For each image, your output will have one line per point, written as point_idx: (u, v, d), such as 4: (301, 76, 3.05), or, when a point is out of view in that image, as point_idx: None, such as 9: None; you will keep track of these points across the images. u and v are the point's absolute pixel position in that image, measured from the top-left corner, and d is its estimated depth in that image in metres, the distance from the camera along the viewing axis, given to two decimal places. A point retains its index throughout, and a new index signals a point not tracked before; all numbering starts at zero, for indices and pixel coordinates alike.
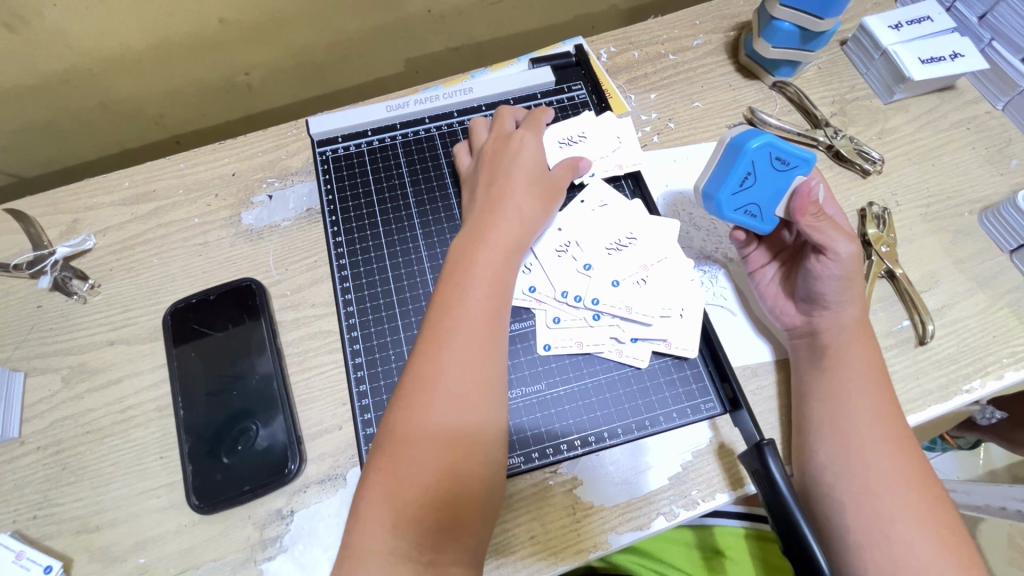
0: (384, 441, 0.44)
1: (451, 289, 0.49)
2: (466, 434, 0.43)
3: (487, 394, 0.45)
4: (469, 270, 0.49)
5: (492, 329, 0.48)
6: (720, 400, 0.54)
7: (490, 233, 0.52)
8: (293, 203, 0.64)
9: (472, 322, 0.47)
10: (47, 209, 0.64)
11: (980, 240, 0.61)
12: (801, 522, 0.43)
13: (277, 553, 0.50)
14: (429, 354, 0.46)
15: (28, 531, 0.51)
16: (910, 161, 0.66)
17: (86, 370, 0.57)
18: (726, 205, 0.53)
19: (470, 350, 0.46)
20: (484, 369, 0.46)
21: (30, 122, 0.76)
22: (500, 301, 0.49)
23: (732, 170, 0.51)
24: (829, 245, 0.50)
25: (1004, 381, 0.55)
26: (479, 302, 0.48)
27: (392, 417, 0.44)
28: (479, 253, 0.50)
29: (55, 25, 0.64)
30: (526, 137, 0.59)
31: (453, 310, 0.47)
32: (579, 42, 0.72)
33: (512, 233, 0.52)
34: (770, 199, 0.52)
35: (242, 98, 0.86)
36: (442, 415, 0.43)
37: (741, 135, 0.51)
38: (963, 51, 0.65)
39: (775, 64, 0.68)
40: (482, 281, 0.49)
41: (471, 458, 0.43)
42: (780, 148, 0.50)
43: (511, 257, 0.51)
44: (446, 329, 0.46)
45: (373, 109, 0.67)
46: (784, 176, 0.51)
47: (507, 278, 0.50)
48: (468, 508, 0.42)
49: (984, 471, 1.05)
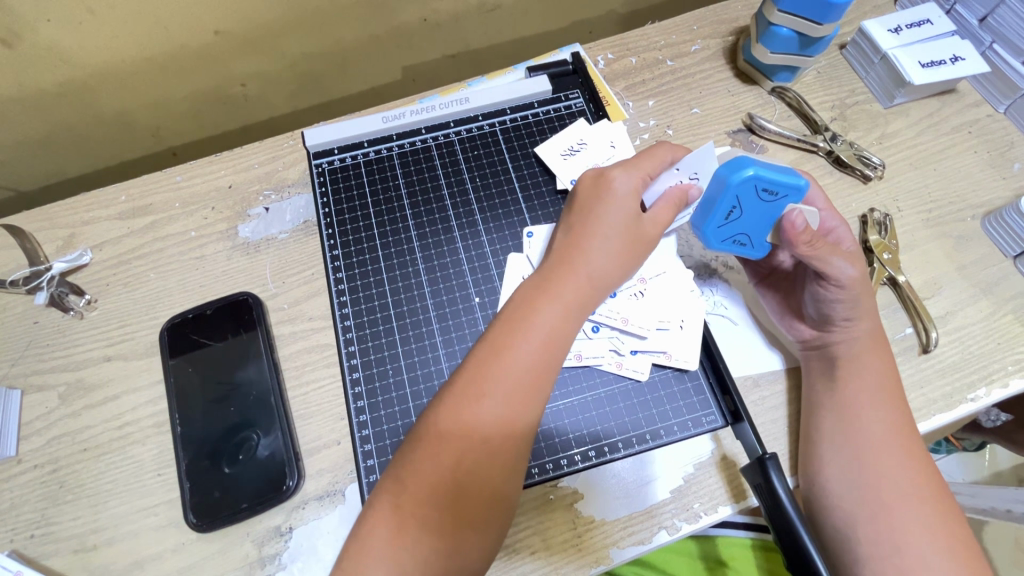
0: (398, 467, 0.43)
1: (507, 332, 0.45)
2: (486, 482, 0.41)
3: (517, 454, 0.43)
4: (528, 316, 0.45)
5: (541, 392, 0.44)
6: (722, 412, 0.53)
7: (555, 279, 0.47)
8: (289, 215, 0.64)
9: (520, 377, 0.43)
10: (44, 224, 0.64)
11: (982, 246, 0.61)
12: (804, 537, 0.42)
13: (275, 571, 0.49)
14: (468, 397, 0.43)
15: (26, 551, 0.50)
16: (911, 166, 0.65)
17: (83, 387, 0.56)
18: (713, 237, 0.53)
19: (509, 404, 0.43)
20: (520, 426, 0.43)
21: (27, 136, 0.76)
22: (552, 361, 0.45)
23: (716, 204, 0.50)
24: (830, 270, 0.49)
25: (1009, 389, 0.54)
26: (530, 356, 0.44)
27: (413, 442, 0.43)
28: (541, 302, 0.46)
29: (49, 40, 0.64)
30: (630, 174, 0.51)
31: (502, 357, 0.44)
32: (575, 49, 0.72)
33: (581, 286, 0.47)
34: (757, 229, 0.52)
35: (238, 109, 0.86)
36: (469, 464, 0.41)
37: (725, 168, 0.49)
38: (964, 54, 0.65)
39: (773, 69, 0.68)
40: (538, 335, 0.44)
41: (480, 512, 0.41)
42: (766, 181, 0.48)
43: (574, 312, 0.46)
44: (491, 376, 0.43)
45: (369, 121, 0.67)
46: (773, 206, 0.50)
47: (567, 335, 0.46)
48: (465, 549, 0.40)
49: (990, 473, 1.04)
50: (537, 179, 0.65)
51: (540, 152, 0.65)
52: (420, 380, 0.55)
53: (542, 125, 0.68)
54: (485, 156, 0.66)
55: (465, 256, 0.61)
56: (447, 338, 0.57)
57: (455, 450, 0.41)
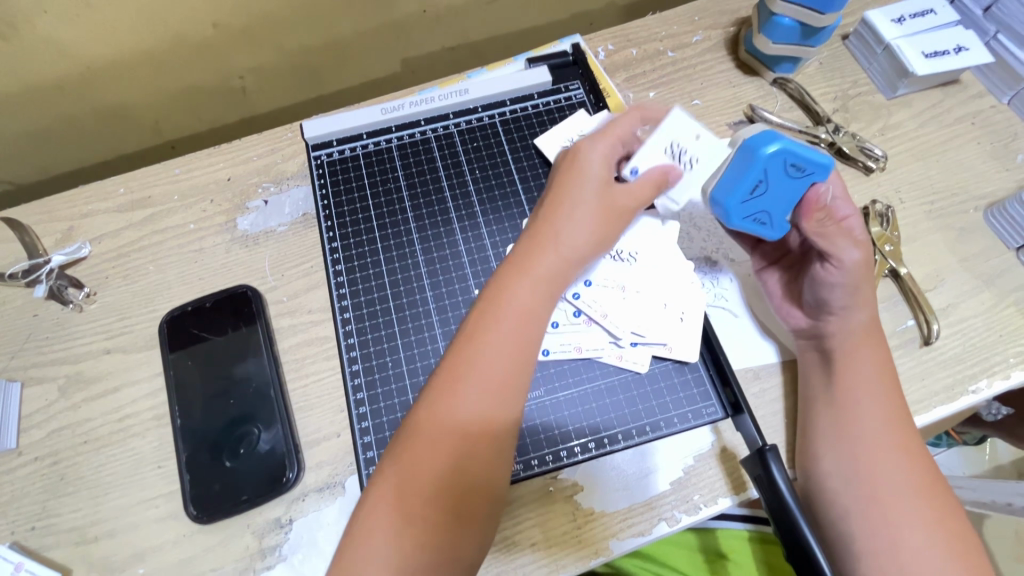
0: (390, 461, 0.42)
1: (484, 317, 0.45)
2: (474, 469, 0.42)
3: (505, 434, 0.43)
4: (504, 300, 0.45)
5: (522, 370, 0.44)
6: (721, 404, 0.53)
7: (531, 261, 0.47)
8: (288, 208, 0.64)
9: (499, 359, 0.43)
10: (42, 217, 0.64)
11: (985, 237, 0.60)
12: (804, 528, 0.42)
13: (275, 562, 0.49)
14: (451, 383, 0.43)
15: (27, 543, 0.50)
16: (914, 157, 0.64)
17: (83, 380, 0.56)
18: (735, 213, 0.50)
19: (492, 384, 0.43)
20: (505, 407, 0.43)
21: (24, 129, 0.75)
22: (532, 337, 0.45)
23: (743, 177, 0.48)
24: (834, 252, 0.50)
25: (1011, 381, 0.54)
26: (510, 335, 0.44)
27: (402, 437, 0.43)
28: (518, 284, 0.46)
29: (46, 31, 0.63)
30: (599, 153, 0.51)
31: (481, 339, 0.44)
32: (576, 40, 0.71)
33: (557, 263, 0.47)
34: (780, 207, 0.50)
35: (237, 102, 0.86)
36: (459, 450, 0.41)
37: (756, 138, 0.48)
38: (968, 44, 0.64)
39: (775, 60, 0.67)
40: (516, 315, 0.45)
41: (476, 496, 0.41)
42: (796, 155, 0.47)
43: (551, 291, 0.47)
44: (473, 359, 0.43)
45: (368, 112, 0.66)
46: (798, 183, 0.49)
47: (545, 313, 0.46)
48: (463, 535, 0.41)
49: (990, 467, 1.04)
50: (537, 171, 0.64)
51: (540, 143, 0.65)
52: (419, 372, 0.55)
53: (542, 117, 0.67)
54: (484, 148, 0.66)
55: (464, 248, 0.61)
56: (446, 330, 0.57)
57: (439, 441, 0.41)
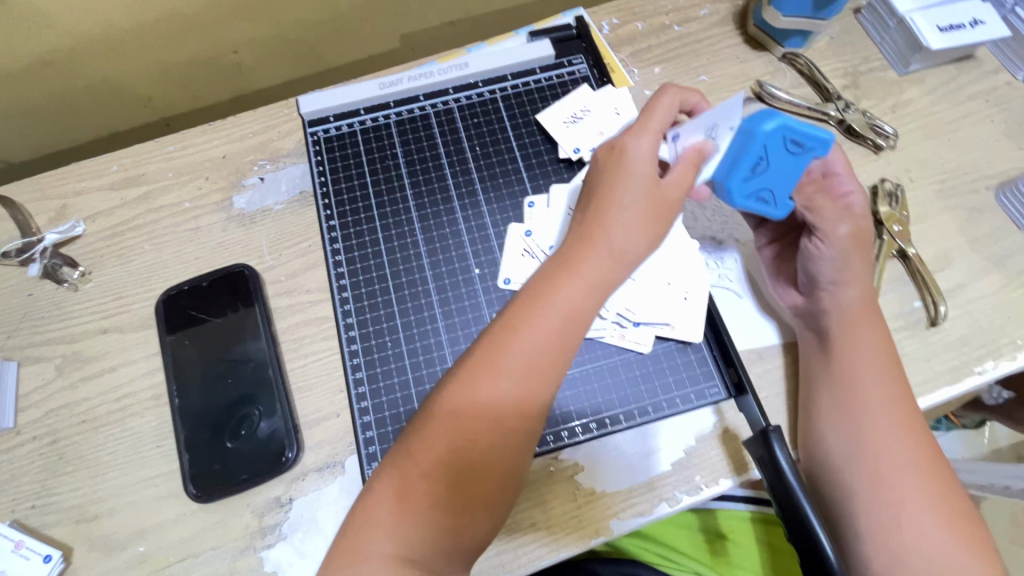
0: (406, 445, 0.42)
1: (524, 313, 0.42)
2: (494, 463, 0.41)
3: (526, 441, 0.42)
4: (545, 297, 0.42)
5: (555, 376, 0.42)
6: (724, 384, 0.53)
7: (577, 256, 0.43)
8: (284, 186, 0.62)
9: (531, 362, 0.41)
10: (34, 195, 0.63)
11: (995, 218, 0.59)
12: (804, 506, 0.42)
13: (276, 541, 0.49)
14: (479, 378, 0.41)
15: (27, 521, 0.50)
16: (925, 135, 0.63)
17: (80, 359, 0.56)
18: (738, 193, 0.48)
19: (519, 389, 0.41)
20: (533, 413, 0.41)
21: (14, 104, 0.73)
22: (567, 344, 0.42)
23: (744, 156, 0.46)
24: (819, 223, 0.52)
25: (1017, 363, 0.53)
26: (545, 339, 0.41)
27: (424, 422, 0.42)
28: (562, 281, 0.42)
29: (33, 5, 0.61)
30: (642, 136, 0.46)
31: (514, 341, 0.41)
32: (580, 13, 0.69)
33: (603, 262, 0.42)
34: (783, 184, 0.48)
35: (232, 77, 0.84)
36: (479, 447, 0.40)
37: (752, 118, 0.45)
38: (984, 18, 0.62)
39: (785, 34, 0.65)
40: (554, 318, 0.42)
41: (486, 495, 0.41)
42: (794, 130, 0.45)
43: (596, 291, 0.43)
44: (505, 358, 0.41)
45: (366, 87, 0.65)
46: (798, 159, 0.47)
47: (586, 316, 0.43)
48: (470, 530, 0.40)
49: (989, 450, 1.04)
50: (539, 148, 0.63)
51: (541, 119, 0.63)
52: (419, 353, 0.54)
53: (543, 92, 0.65)
54: (484, 124, 0.64)
55: (464, 228, 0.60)
56: (447, 310, 0.56)
57: (461, 433, 0.40)
